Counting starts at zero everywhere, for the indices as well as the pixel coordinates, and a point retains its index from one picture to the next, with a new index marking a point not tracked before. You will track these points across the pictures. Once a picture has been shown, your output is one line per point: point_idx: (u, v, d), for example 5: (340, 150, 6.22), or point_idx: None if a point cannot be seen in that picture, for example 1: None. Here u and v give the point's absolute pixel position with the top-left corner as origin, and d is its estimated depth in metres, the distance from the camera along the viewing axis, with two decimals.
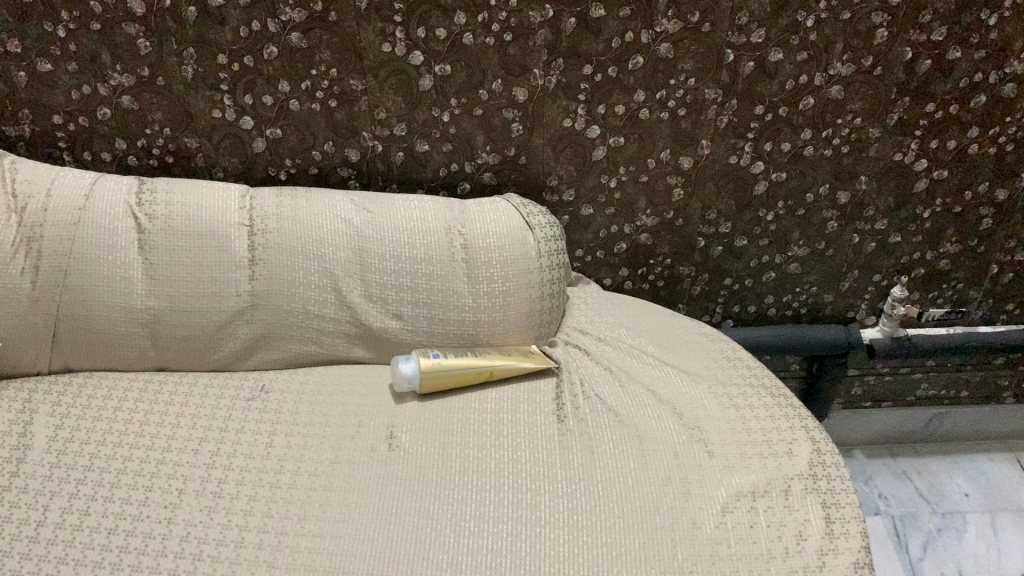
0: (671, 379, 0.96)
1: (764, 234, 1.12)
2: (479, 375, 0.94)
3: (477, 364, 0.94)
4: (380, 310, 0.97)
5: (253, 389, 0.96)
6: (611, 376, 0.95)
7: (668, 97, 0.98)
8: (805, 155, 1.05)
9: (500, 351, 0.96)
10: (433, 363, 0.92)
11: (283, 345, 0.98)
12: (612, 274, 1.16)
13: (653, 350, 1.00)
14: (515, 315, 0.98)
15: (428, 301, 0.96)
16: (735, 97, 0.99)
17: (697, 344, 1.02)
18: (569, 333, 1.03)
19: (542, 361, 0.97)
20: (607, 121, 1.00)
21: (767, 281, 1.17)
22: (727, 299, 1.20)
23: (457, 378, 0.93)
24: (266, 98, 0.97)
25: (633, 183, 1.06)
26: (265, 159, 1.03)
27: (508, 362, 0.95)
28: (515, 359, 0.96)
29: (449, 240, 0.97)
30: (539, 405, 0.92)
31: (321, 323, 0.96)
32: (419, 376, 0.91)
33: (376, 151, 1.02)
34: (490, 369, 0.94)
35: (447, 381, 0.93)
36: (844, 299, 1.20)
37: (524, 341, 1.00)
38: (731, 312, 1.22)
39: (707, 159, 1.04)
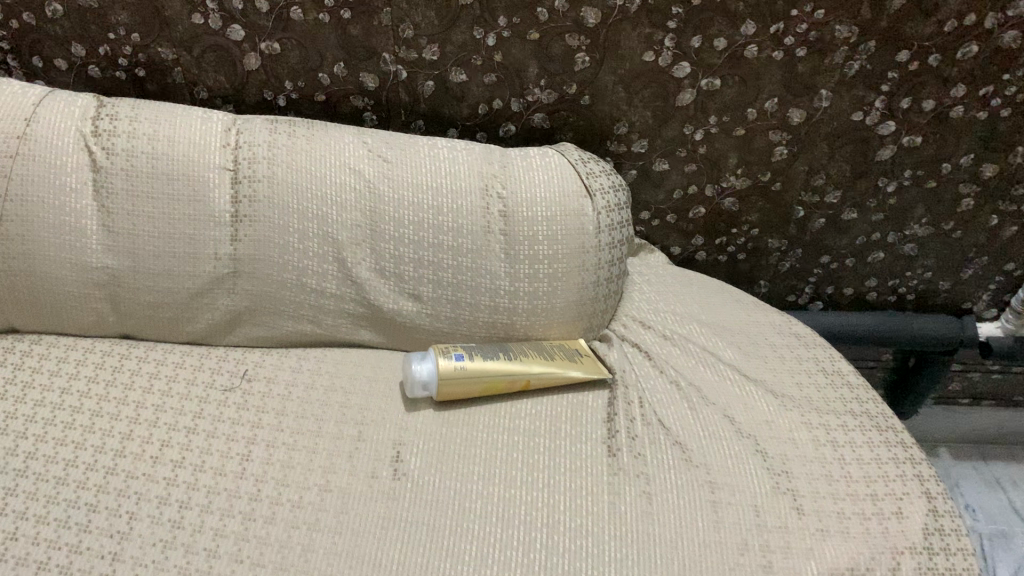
0: (752, 403, 0.76)
1: (879, 207, 0.89)
2: (515, 383, 0.74)
3: (512, 371, 0.74)
4: (393, 288, 0.77)
5: (232, 376, 0.77)
6: (676, 394, 0.76)
7: (786, 33, 0.74)
8: (952, 116, 0.81)
9: (543, 353, 0.77)
10: (456, 368, 0.72)
11: (271, 322, 0.78)
12: (683, 242, 0.94)
13: (732, 358, 0.80)
14: (561, 305, 0.78)
15: (453, 281, 0.76)
16: (876, 37, 0.75)
17: (785, 350, 0.82)
18: (627, 326, 0.83)
19: (595, 369, 0.77)
20: (701, 57, 0.77)
21: (873, 262, 0.95)
22: (822, 279, 0.98)
23: (482, 388, 0.74)
24: (259, 4, 0.75)
25: (724, 136, 0.83)
26: (260, 80, 0.81)
27: (551, 369, 0.75)
28: (562, 364, 0.76)
29: (484, 204, 0.76)
30: (585, 429, 0.73)
31: (320, 300, 0.77)
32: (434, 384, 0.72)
33: (400, 78, 0.80)
34: (528, 377, 0.74)
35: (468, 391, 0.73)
36: (963, 288, 0.98)
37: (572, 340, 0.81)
38: (822, 294, 1.00)
39: (824, 114, 0.81)
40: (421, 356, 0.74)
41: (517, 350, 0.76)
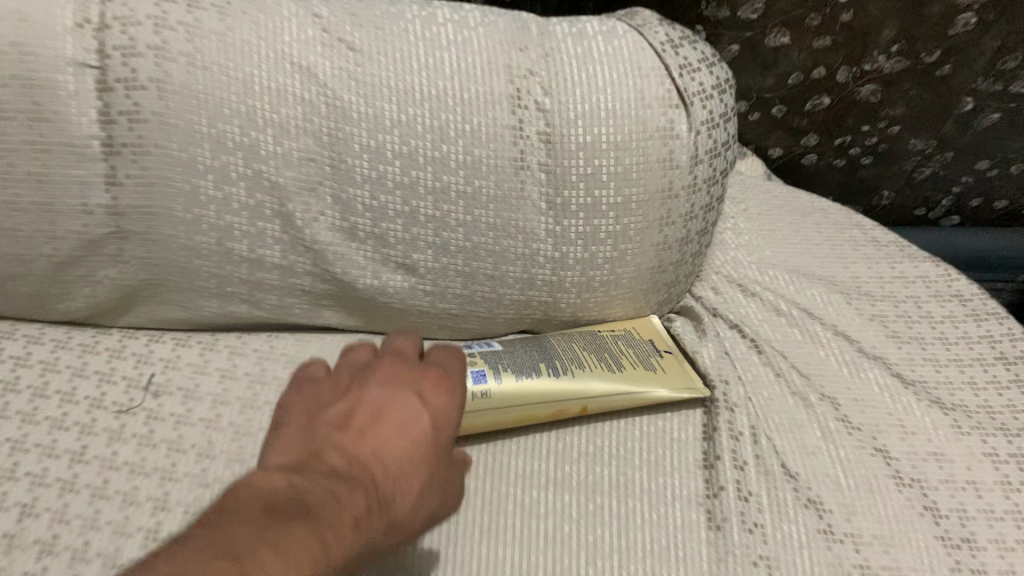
0: (913, 425, 0.51)
1: None
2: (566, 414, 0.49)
3: (561, 400, 0.48)
4: (374, 254, 0.49)
5: (129, 390, 0.50)
6: (802, 412, 0.51)
7: None
8: None
9: (609, 361, 0.51)
10: (474, 400, 0.47)
11: (186, 302, 0.51)
12: (788, 143, 0.66)
13: (873, 342, 0.55)
14: (631, 273, 0.52)
15: (464, 246, 0.49)
16: None
17: (947, 328, 0.56)
18: (717, 293, 0.57)
19: (693, 383, 0.51)
20: None
21: None
22: (967, 191, 0.70)
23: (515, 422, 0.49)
24: None
25: None
26: None
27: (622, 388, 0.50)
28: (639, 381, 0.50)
29: (514, 123, 0.47)
30: (671, 479, 0.48)
31: (258, 273, 0.49)
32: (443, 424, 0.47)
33: None
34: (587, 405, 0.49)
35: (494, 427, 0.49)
36: None
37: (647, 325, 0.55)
38: (963, 208, 0.72)
39: None
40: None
41: (567, 359, 0.50)
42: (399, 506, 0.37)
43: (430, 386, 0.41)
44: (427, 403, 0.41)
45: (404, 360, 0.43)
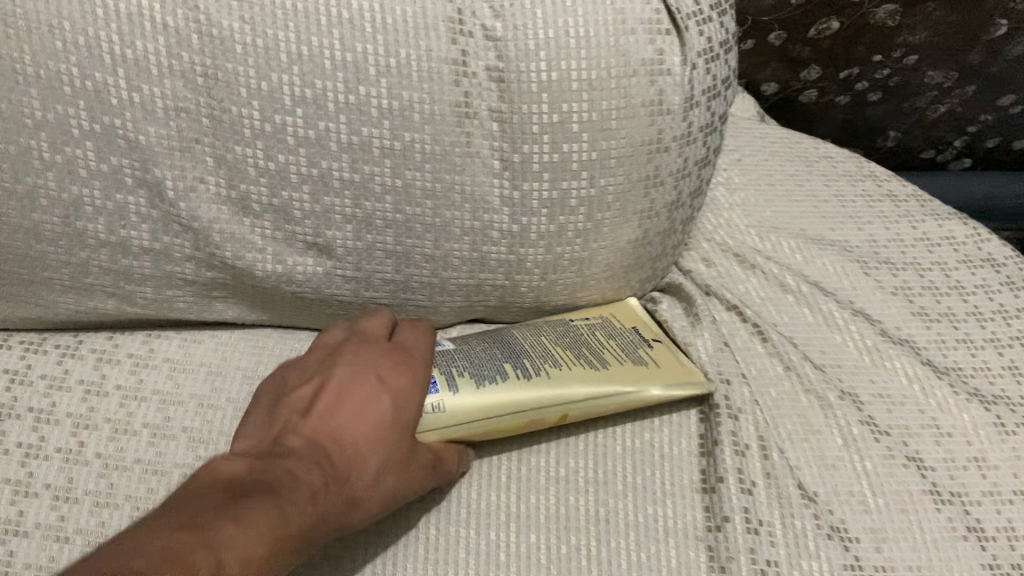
0: (951, 424, 0.42)
1: None
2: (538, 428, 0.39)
3: (538, 412, 0.39)
4: (278, 232, 0.38)
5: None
6: (818, 414, 0.41)
7: None
8: None
9: (589, 354, 0.41)
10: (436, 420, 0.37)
11: (32, 297, 0.39)
12: (785, 80, 0.55)
13: (897, 320, 0.45)
14: (609, 246, 0.42)
15: (395, 219, 0.38)
16: None
17: (981, 300, 0.47)
18: (707, 265, 0.47)
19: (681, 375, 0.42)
20: None
21: None
22: (983, 130, 0.61)
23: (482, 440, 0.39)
24: None
25: None
26: None
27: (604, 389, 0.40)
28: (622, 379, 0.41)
29: (455, 59, 0.35)
30: (664, 509, 0.38)
31: (123, 259, 0.38)
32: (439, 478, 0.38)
33: None
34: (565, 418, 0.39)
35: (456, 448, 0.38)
36: None
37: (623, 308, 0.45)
38: (978, 149, 0.63)
39: None
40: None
41: (537, 354, 0.41)
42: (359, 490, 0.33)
43: (389, 367, 0.36)
44: (386, 384, 0.35)
45: (371, 342, 0.38)
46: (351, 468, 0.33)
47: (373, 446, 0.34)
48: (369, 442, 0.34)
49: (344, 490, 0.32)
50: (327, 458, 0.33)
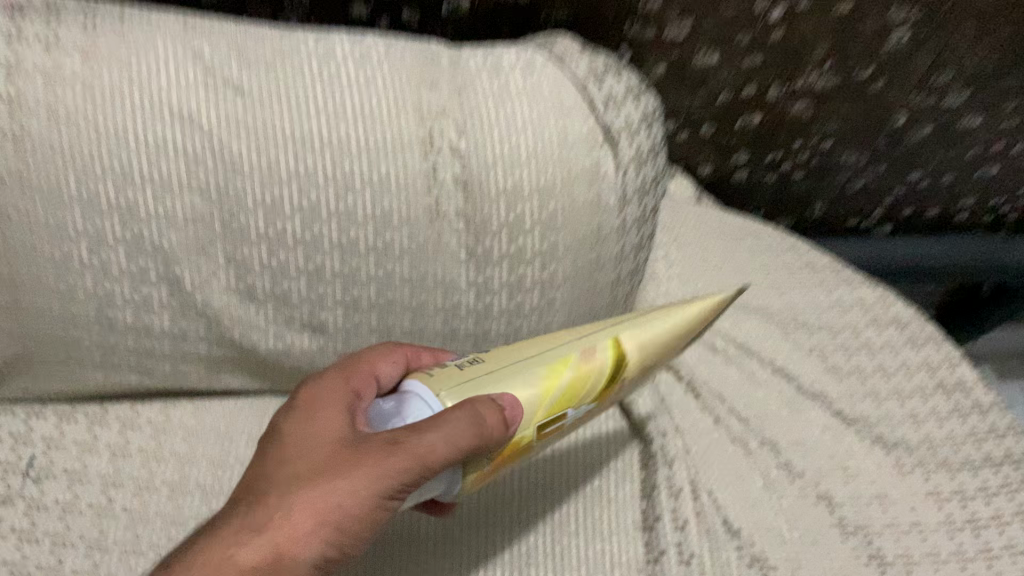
0: (857, 466, 0.49)
1: (1020, 112, 0.59)
2: (595, 372, 0.39)
3: (580, 346, 0.39)
4: (278, 316, 0.45)
5: (4, 478, 0.44)
6: (742, 461, 0.48)
7: None
8: None
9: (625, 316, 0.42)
10: (472, 374, 0.37)
11: (64, 374, 0.46)
12: (719, 161, 0.63)
13: (814, 375, 0.53)
14: (562, 320, 0.49)
15: (378, 303, 0.45)
16: None
17: (887, 357, 0.54)
18: None
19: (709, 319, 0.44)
20: None
21: (979, 180, 0.66)
22: (900, 200, 0.69)
23: (545, 398, 0.37)
24: None
25: (817, 14, 0.50)
26: None
27: (650, 333, 0.41)
28: (652, 323, 0.41)
29: (428, 170, 0.42)
30: (613, 543, 0.44)
31: (145, 340, 0.45)
32: (509, 420, 0.36)
33: None
34: (612, 347, 0.40)
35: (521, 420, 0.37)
36: None
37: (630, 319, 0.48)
38: (896, 215, 0.71)
39: None
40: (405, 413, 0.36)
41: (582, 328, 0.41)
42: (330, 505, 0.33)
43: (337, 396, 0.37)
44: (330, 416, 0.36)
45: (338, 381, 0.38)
46: (300, 493, 0.33)
47: (285, 482, 0.33)
48: (278, 481, 0.34)
49: (262, 530, 0.32)
50: (271, 497, 0.33)
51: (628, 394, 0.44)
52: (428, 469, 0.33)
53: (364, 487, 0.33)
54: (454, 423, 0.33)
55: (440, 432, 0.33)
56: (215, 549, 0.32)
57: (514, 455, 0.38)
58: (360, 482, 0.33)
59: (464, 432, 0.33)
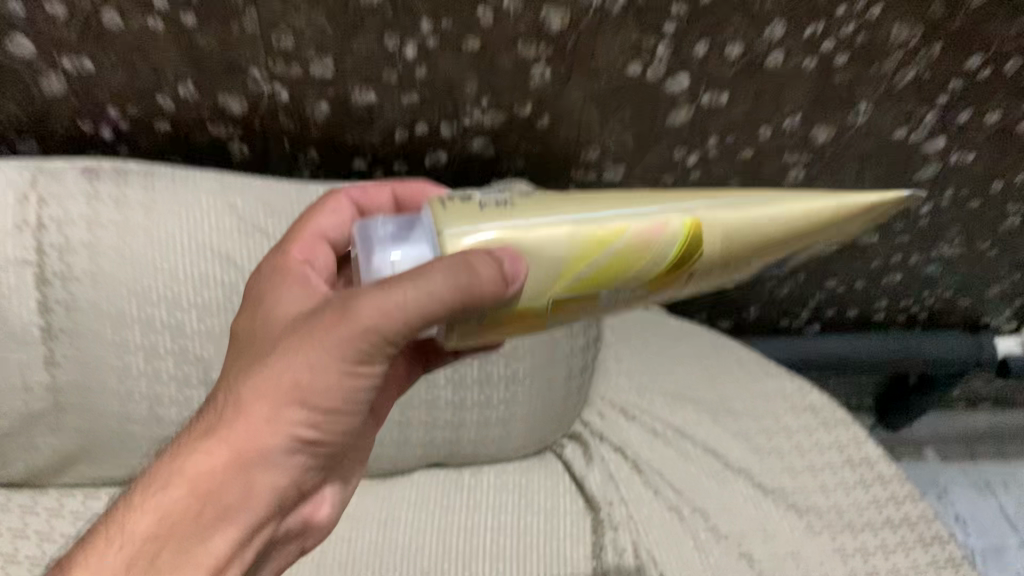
0: (772, 528, 0.58)
1: (908, 229, 0.71)
2: (654, 257, 0.33)
3: (645, 213, 0.33)
4: None
5: None
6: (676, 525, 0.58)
7: (825, 36, 0.53)
8: (1018, 130, 0.62)
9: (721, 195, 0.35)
10: (509, 208, 0.33)
11: (117, 461, 0.56)
12: None
13: (740, 454, 0.62)
14: (524, 410, 0.59)
15: None
16: (943, 39, 0.54)
17: (802, 437, 0.64)
18: (603, 418, 0.65)
19: (837, 225, 0.35)
20: (705, 70, 0.55)
21: (886, 285, 0.78)
22: (822, 303, 0.80)
23: (584, 254, 0.33)
24: (52, 6, 0.49)
25: (726, 160, 0.62)
26: (72, 107, 0.55)
27: (731, 220, 0.34)
28: (747, 216, 0.34)
29: None
30: None
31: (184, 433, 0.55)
32: (506, 272, 0.31)
33: (279, 102, 0.56)
34: (686, 236, 0.33)
35: (539, 264, 0.32)
36: (983, 305, 0.82)
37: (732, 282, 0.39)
38: (822, 316, 0.83)
39: (859, 131, 0.61)
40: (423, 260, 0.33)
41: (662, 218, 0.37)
42: (281, 381, 0.34)
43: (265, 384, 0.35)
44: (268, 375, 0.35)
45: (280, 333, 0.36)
46: (258, 379, 0.35)
47: (251, 367, 0.35)
48: (247, 370, 0.36)
49: (217, 431, 0.35)
50: (237, 386, 0.35)
51: (712, 283, 0.37)
52: (398, 326, 0.32)
53: (318, 363, 0.34)
54: (440, 274, 0.30)
55: (413, 284, 0.31)
56: (177, 464, 0.36)
57: (524, 318, 0.34)
58: (314, 356, 0.34)
59: (436, 286, 0.30)
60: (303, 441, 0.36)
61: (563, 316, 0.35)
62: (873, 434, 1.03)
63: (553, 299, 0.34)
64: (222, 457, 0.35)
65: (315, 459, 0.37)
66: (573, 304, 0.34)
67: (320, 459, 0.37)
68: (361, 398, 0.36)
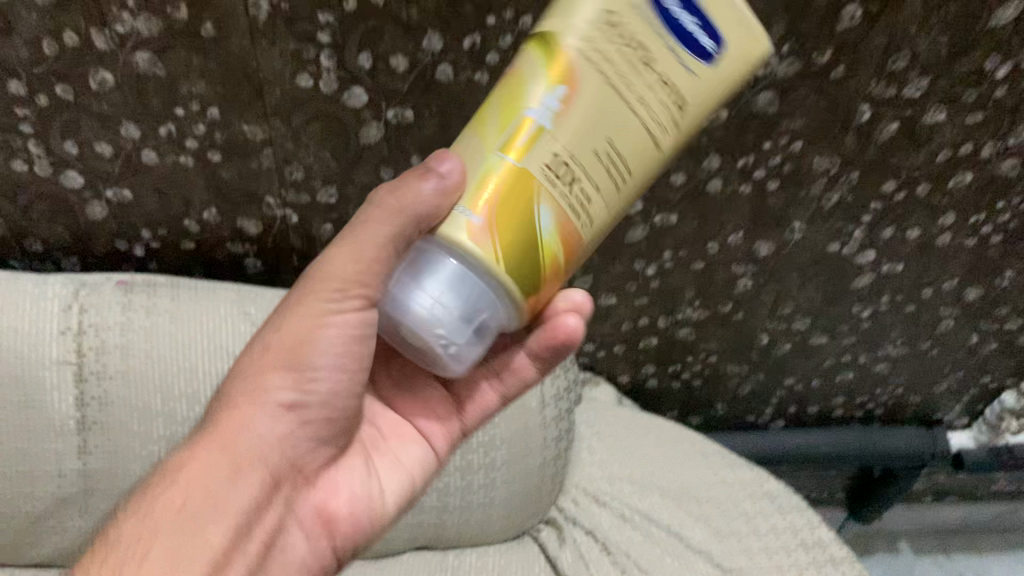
0: None
1: (854, 331, 0.79)
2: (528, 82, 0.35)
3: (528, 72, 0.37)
4: None
5: None
6: None
7: (756, 166, 0.62)
8: (938, 244, 0.70)
9: None
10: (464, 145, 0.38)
11: None
12: (632, 372, 0.83)
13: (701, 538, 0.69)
14: (503, 495, 0.66)
15: None
16: (859, 168, 0.63)
17: (759, 521, 0.70)
18: (577, 504, 0.71)
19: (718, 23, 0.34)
20: (655, 194, 0.64)
21: (840, 382, 0.85)
22: (784, 399, 0.87)
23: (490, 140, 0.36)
24: (100, 148, 0.58)
25: (681, 270, 0.71)
26: (111, 229, 0.65)
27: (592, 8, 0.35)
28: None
29: None
30: None
31: None
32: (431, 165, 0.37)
33: (289, 223, 0.65)
34: (539, 44, 0.35)
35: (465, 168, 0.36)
36: (934, 401, 0.89)
37: (739, 34, 0.35)
38: (785, 411, 0.90)
39: (796, 245, 0.69)
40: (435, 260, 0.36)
41: None
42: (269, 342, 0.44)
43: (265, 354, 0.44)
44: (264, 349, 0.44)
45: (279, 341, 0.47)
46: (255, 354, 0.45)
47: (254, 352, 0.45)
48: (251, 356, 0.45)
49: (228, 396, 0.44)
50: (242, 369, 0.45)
51: (674, 63, 0.34)
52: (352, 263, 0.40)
53: (291, 321, 0.43)
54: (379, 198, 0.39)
55: (363, 231, 0.39)
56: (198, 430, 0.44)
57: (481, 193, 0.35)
58: (292, 315, 0.43)
59: (370, 220, 0.39)
60: (284, 404, 0.44)
61: (563, 191, 0.35)
62: (839, 533, 1.09)
63: (506, 182, 0.35)
64: (214, 442, 0.43)
65: (302, 423, 0.45)
66: (548, 173, 0.35)
67: (310, 419, 0.45)
68: (337, 339, 0.43)
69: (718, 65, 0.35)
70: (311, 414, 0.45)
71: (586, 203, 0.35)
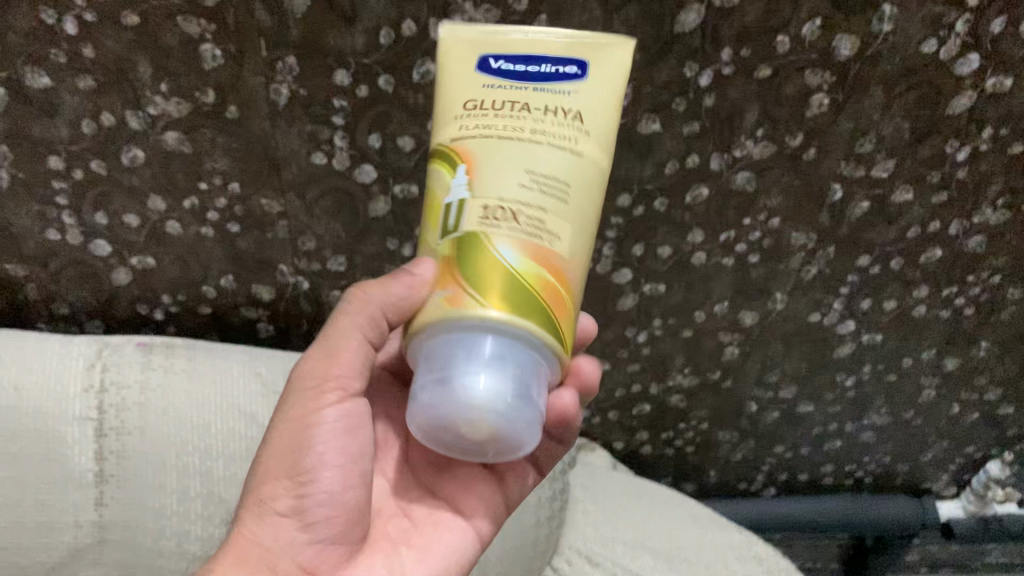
0: None
1: (839, 399, 0.82)
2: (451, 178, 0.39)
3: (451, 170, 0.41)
4: None
5: None
6: None
7: (737, 240, 0.66)
8: (914, 316, 0.74)
9: None
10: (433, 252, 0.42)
11: None
12: (626, 438, 0.86)
13: None
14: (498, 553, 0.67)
15: None
16: (834, 244, 0.67)
17: None
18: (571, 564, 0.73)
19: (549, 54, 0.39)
20: (643, 265, 0.68)
21: (828, 451, 0.88)
22: (774, 467, 0.90)
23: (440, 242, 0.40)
24: (129, 217, 0.63)
25: (670, 338, 0.75)
26: (133, 294, 0.69)
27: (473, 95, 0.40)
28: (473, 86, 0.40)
29: None
30: None
31: None
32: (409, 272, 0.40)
33: (300, 290, 0.69)
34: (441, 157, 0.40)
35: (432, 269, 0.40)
36: (921, 470, 0.91)
37: (593, 45, 0.39)
38: (776, 479, 0.92)
39: (779, 315, 0.73)
40: (451, 344, 0.37)
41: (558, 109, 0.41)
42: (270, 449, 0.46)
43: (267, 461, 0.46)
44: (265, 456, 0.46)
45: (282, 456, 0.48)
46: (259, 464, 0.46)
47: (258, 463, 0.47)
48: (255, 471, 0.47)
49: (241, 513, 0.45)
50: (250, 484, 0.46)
51: (543, 95, 0.38)
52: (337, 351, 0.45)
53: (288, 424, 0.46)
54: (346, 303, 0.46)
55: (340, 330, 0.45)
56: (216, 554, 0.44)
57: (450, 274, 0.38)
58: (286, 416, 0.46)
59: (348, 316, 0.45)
60: (292, 506, 0.44)
61: (507, 227, 0.37)
62: None
63: (460, 252, 0.38)
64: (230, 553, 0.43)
65: (311, 521, 0.44)
66: (488, 220, 0.38)
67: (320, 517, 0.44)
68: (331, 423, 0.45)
69: (585, 69, 0.39)
70: (318, 523, 0.44)
71: (541, 224, 0.38)
